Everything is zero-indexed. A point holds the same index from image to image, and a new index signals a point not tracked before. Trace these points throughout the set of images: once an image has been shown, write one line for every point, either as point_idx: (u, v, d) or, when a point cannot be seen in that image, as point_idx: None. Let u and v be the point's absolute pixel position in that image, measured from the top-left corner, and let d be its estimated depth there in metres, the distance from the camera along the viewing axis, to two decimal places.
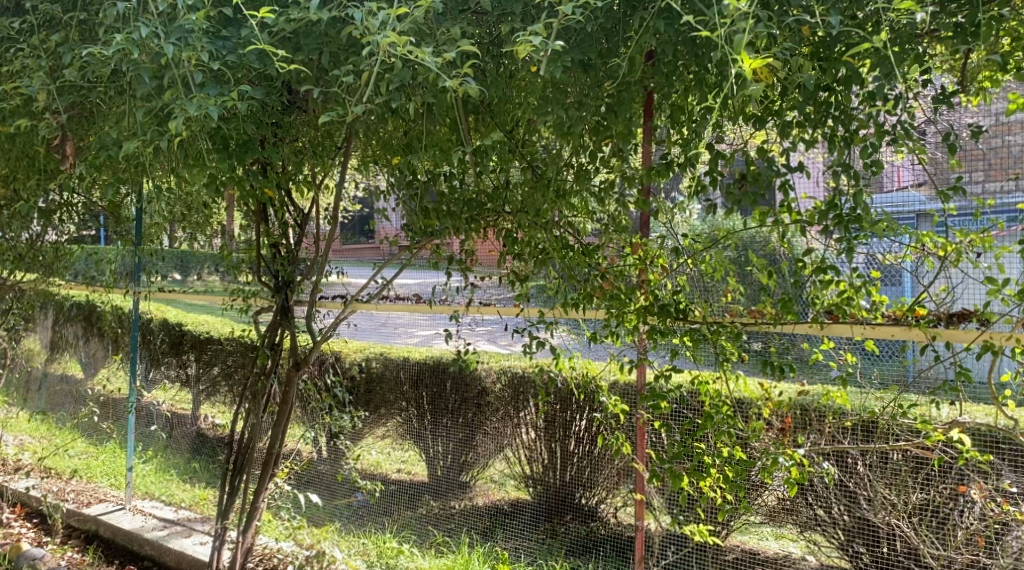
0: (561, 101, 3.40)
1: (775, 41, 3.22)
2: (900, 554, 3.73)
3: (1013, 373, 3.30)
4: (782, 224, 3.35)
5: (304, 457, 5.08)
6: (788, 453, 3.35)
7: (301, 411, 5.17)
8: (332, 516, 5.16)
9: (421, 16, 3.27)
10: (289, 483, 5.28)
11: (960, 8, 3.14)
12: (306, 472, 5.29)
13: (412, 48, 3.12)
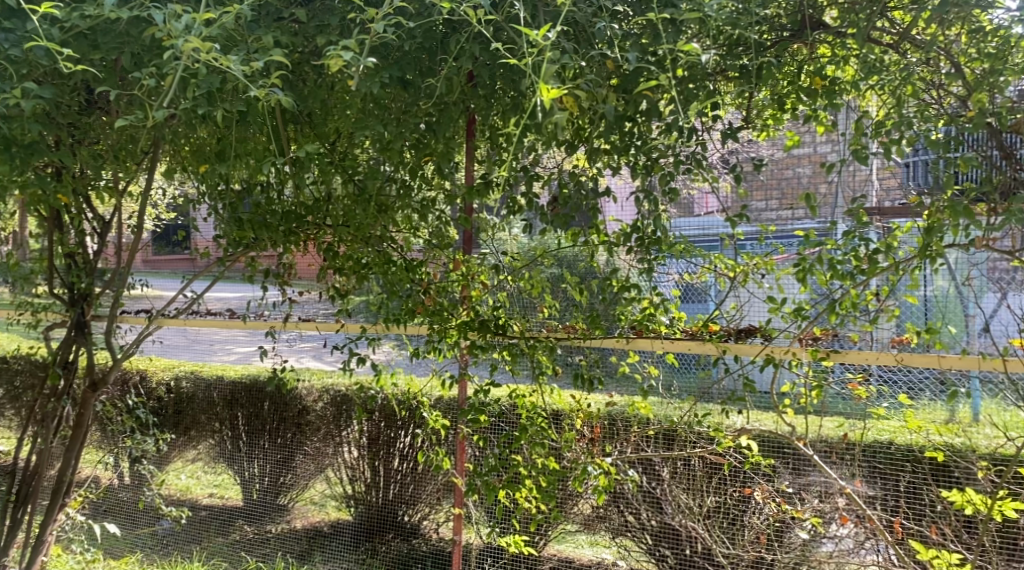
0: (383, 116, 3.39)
1: (582, 71, 3.36)
2: (698, 555, 3.99)
3: (792, 383, 3.56)
4: (591, 244, 3.52)
5: (102, 485, 5.17)
6: (596, 462, 3.47)
7: (99, 435, 5.21)
8: (132, 546, 5.15)
9: (229, 22, 3.11)
10: (84, 513, 5.27)
11: (745, 51, 3.41)
12: (104, 500, 5.29)
13: (217, 55, 2.93)
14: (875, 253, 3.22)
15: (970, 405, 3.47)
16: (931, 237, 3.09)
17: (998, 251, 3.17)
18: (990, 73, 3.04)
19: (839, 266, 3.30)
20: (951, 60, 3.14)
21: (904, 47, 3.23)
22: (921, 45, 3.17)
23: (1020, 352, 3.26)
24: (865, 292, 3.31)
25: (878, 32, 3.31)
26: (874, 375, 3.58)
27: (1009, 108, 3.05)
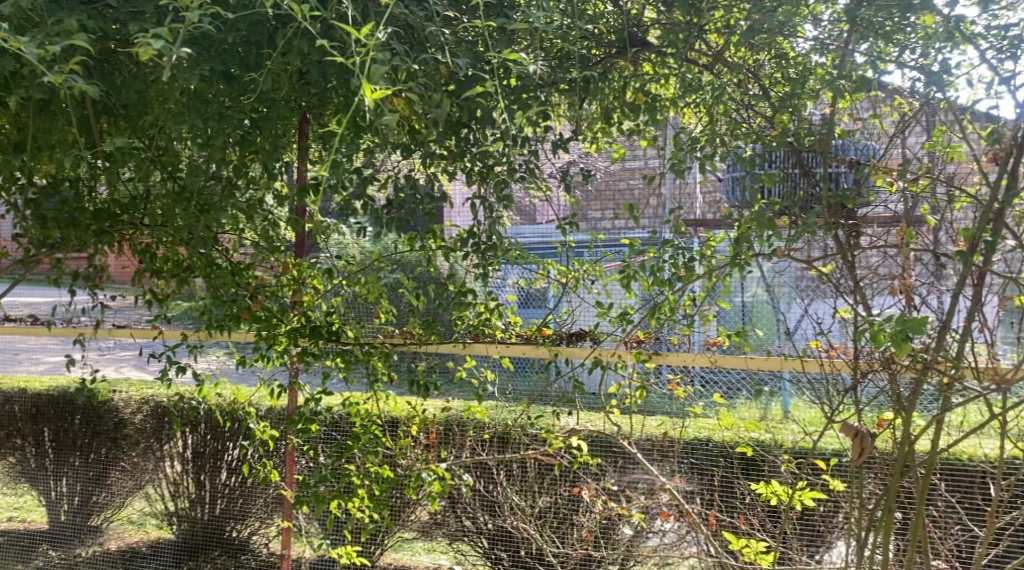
0: (201, 108, 3.18)
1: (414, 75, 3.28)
2: (531, 555, 4.04)
3: (618, 385, 3.58)
4: (428, 249, 3.51)
5: None
6: (430, 468, 3.43)
7: None
8: None
9: (24, 1, 2.82)
10: None
11: (573, 65, 3.44)
12: None
13: (5, 37, 2.63)
14: (691, 261, 3.24)
15: (780, 399, 3.61)
16: (741, 247, 3.17)
17: (797, 260, 3.24)
18: (791, 97, 3.17)
19: (658, 272, 3.32)
20: (759, 82, 3.30)
21: (718, 68, 3.36)
22: (733, 66, 3.30)
23: (818, 353, 3.33)
24: (683, 296, 3.31)
25: (695, 54, 3.43)
26: (696, 376, 3.65)
27: (807, 129, 3.18)
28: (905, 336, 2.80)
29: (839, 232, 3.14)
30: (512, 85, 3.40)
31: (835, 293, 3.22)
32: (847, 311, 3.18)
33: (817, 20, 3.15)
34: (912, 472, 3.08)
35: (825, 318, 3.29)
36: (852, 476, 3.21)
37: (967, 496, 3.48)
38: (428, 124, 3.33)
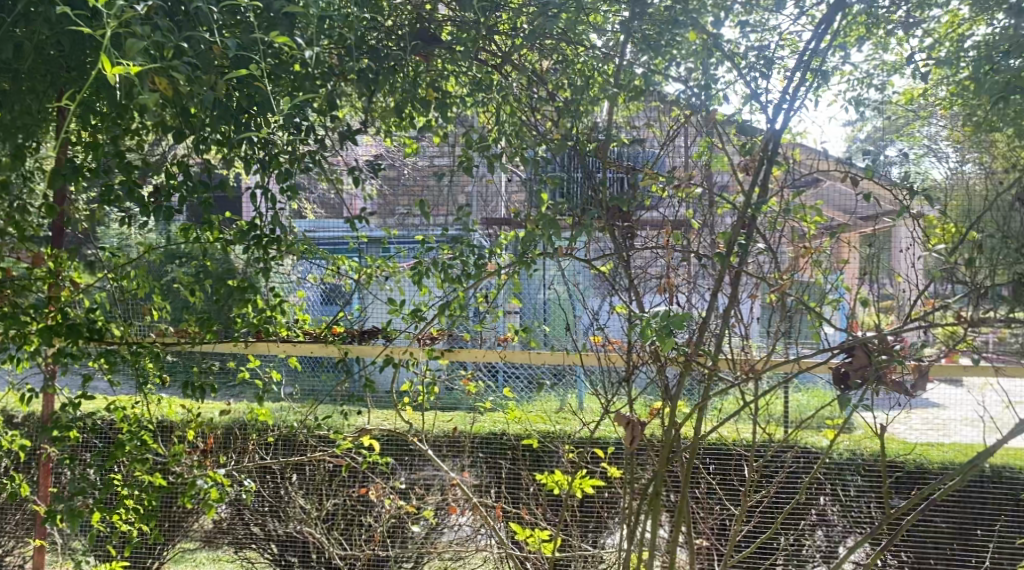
0: None
1: (185, 53, 2.98)
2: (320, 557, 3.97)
3: (411, 381, 3.43)
4: (205, 241, 3.25)
5: None
6: (207, 474, 3.23)
7: None
8: None
9: None
10: None
11: (362, 56, 3.28)
12: None
13: None
14: (482, 259, 3.20)
15: (576, 393, 3.55)
16: (529, 245, 3.06)
17: (578, 259, 3.20)
18: (573, 103, 3.17)
19: (450, 270, 3.24)
20: (545, 86, 3.27)
21: (506, 70, 3.33)
22: (517, 68, 3.30)
23: (596, 347, 3.32)
24: (474, 294, 3.27)
25: (486, 55, 3.39)
26: (500, 372, 3.74)
27: (588, 136, 3.17)
28: (667, 331, 2.81)
29: (614, 233, 3.13)
30: (295, 72, 3.22)
31: (611, 292, 3.25)
32: (624, 308, 3.18)
33: (601, 30, 3.21)
34: (676, 457, 3.10)
35: (605, 316, 3.26)
36: (627, 463, 3.14)
37: (727, 478, 3.74)
38: (199, 108, 2.98)
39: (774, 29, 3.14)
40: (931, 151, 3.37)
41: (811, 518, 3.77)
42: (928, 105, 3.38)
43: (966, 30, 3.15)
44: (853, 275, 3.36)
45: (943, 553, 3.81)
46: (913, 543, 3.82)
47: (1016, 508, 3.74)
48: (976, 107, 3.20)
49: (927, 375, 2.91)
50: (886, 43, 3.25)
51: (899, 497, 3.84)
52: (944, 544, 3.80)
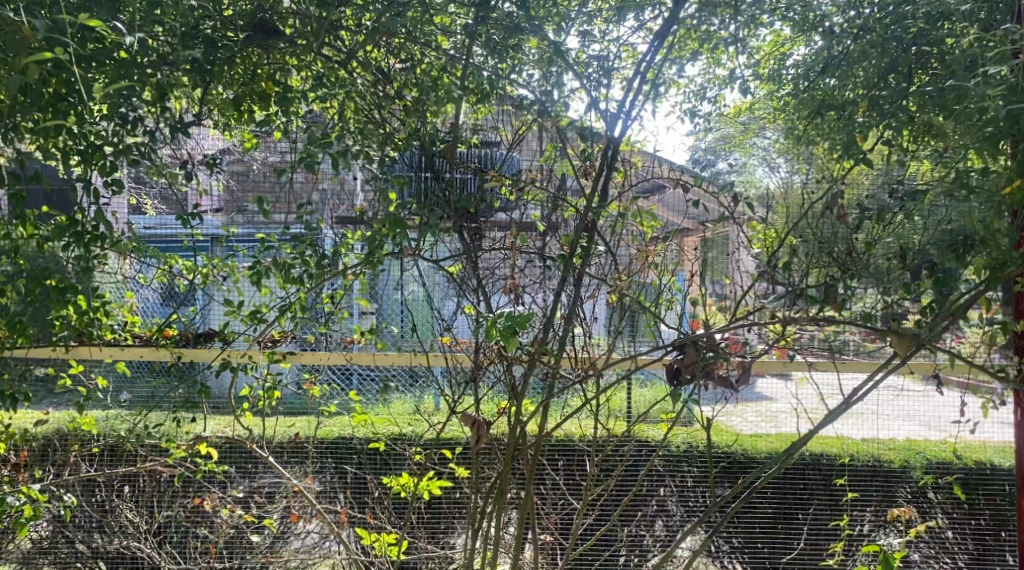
0: None
1: None
2: None
3: (251, 386, 3.24)
4: (16, 238, 2.95)
5: None
6: (21, 489, 2.97)
7: None
8: None
9: None
10: None
11: (194, 43, 3.01)
12: None
13: None
14: (325, 258, 3.05)
15: (431, 393, 3.54)
16: (375, 246, 2.96)
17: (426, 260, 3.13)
18: (420, 102, 3.06)
19: (291, 269, 3.07)
20: (389, 86, 3.11)
21: (350, 66, 3.07)
22: (361, 65, 3.08)
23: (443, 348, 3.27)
24: (317, 294, 3.15)
25: (328, 51, 3.11)
26: (355, 375, 3.57)
27: (435, 136, 3.09)
28: (511, 330, 2.81)
29: (462, 234, 3.13)
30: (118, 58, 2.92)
31: (458, 292, 3.22)
32: (472, 310, 3.19)
33: (450, 31, 3.11)
34: (521, 453, 3.13)
35: (454, 317, 3.24)
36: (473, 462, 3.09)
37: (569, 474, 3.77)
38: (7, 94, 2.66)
39: (614, 41, 3.20)
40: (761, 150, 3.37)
41: (651, 510, 3.86)
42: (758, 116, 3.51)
43: (783, 52, 3.44)
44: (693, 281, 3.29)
45: (767, 536, 3.90)
46: (741, 527, 3.90)
47: (827, 490, 3.89)
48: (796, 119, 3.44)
49: (750, 371, 3.06)
50: (718, 57, 3.31)
51: (726, 486, 4.00)
52: (768, 527, 3.89)
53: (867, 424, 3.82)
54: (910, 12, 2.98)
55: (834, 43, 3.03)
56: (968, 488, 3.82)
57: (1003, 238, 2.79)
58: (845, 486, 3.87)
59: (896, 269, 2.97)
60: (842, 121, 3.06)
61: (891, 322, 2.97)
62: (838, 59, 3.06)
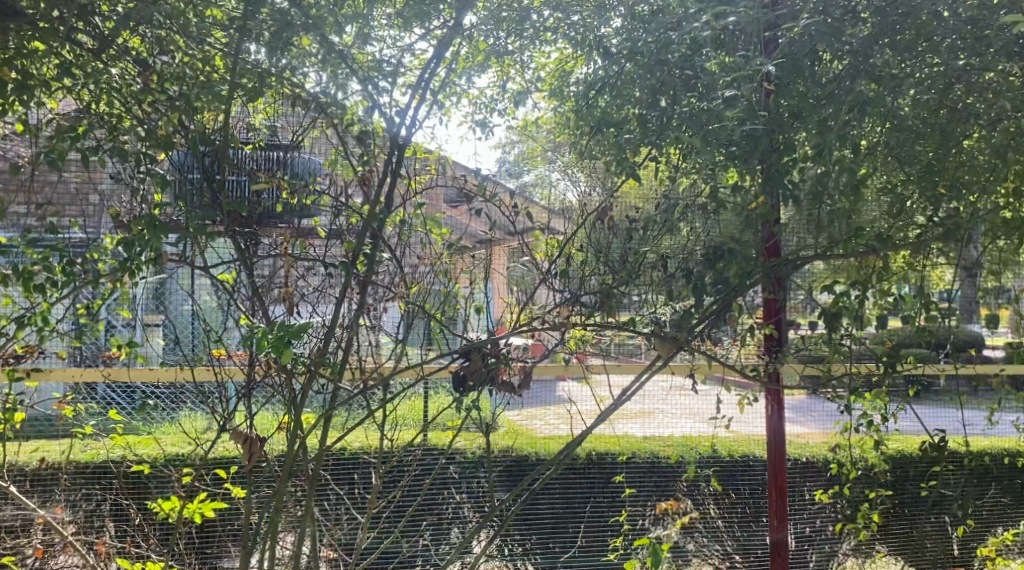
0: None
1: None
2: None
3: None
4: None
5: None
6: None
7: None
8: None
9: None
10: None
11: None
12: None
13: None
14: (74, 264, 2.76)
15: (200, 412, 3.25)
16: (133, 251, 2.72)
17: (194, 268, 2.93)
18: (184, 98, 2.84)
19: (34, 276, 2.76)
20: (149, 77, 2.86)
21: (103, 56, 2.79)
22: (116, 53, 2.81)
23: (212, 361, 3.07)
24: (66, 305, 2.86)
25: (79, 35, 2.81)
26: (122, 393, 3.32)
27: (201, 133, 2.88)
28: (283, 342, 2.67)
29: (236, 240, 2.95)
30: None
31: (230, 302, 3.03)
32: (247, 320, 2.99)
33: (218, 23, 2.91)
34: (300, 468, 3.00)
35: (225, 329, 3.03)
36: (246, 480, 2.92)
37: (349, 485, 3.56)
38: None
39: (408, 48, 3.15)
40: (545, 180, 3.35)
41: (448, 514, 3.56)
42: (550, 131, 3.44)
43: (567, 71, 3.44)
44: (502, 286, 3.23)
45: (541, 538, 3.55)
46: (515, 532, 3.52)
47: (604, 488, 3.60)
48: (581, 137, 3.33)
49: (531, 376, 3.11)
50: (507, 68, 3.35)
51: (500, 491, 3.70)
52: (544, 528, 3.56)
53: (659, 421, 3.56)
54: (674, 39, 2.96)
55: (612, 64, 3.20)
56: (738, 481, 3.59)
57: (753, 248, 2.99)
58: (623, 483, 3.61)
59: (663, 278, 3.13)
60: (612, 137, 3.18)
61: (660, 326, 3.07)
62: (614, 79, 3.19)
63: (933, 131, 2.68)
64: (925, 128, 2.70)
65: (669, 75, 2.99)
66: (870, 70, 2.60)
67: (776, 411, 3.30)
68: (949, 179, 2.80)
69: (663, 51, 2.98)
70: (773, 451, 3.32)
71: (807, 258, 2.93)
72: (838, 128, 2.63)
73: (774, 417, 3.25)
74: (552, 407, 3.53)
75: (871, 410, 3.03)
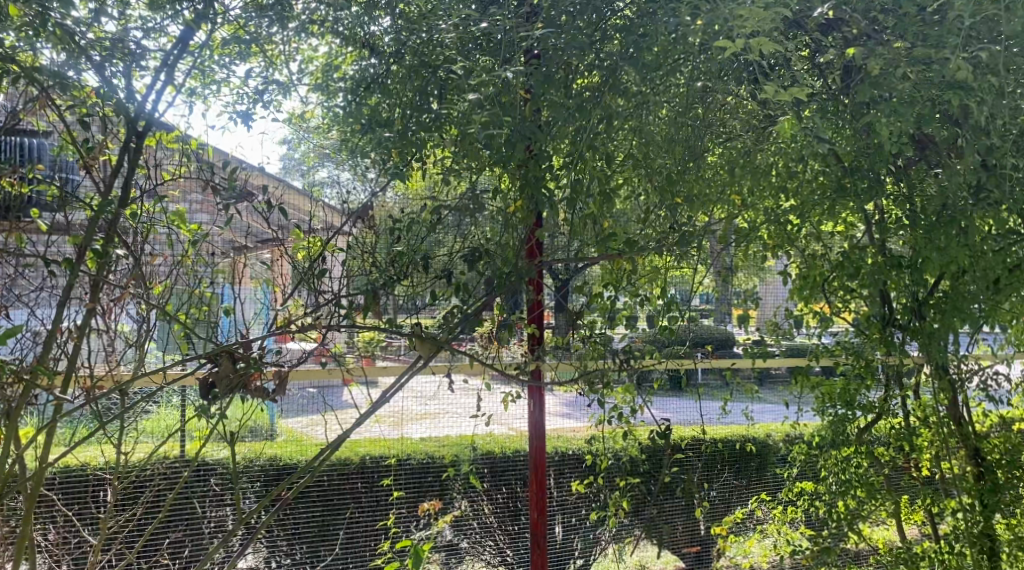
0: None
1: None
2: None
3: None
4: None
5: None
6: None
7: None
8: None
9: None
10: None
11: None
12: None
13: None
14: None
15: None
16: None
17: None
18: None
19: None
20: None
21: None
22: None
23: None
24: None
25: None
26: None
27: None
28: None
29: None
30: None
31: None
32: None
33: None
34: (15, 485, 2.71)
35: None
36: None
37: (80, 504, 3.22)
38: None
39: (162, 31, 2.81)
40: (329, 179, 3.10)
41: (208, 530, 3.33)
42: (321, 125, 3.21)
43: (336, 66, 3.23)
44: (287, 283, 3.05)
45: (308, 547, 3.35)
46: (280, 543, 3.32)
47: (368, 491, 3.42)
48: (350, 133, 3.17)
49: (286, 381, 2.94)
50: (273, 58, 3.05)
51: (252, 500, 3.43)
52: (309, 537, 3.35)
53: (446, 422, 3.34)
54: (438, 41, 2.90)
55: (370, 66, 3.12)
56: (511, 477, 3.52)
57: (512, 251, 2.92)
58: (391, 486, 3.43)
59: (426, 278, 3.02)
60: (374, 135, 3.02)
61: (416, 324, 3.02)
62: (373, 78, 3.09)
63: (673, 146, 2.88)
64: (659, 141, 2.87)
65: (433, 78, 2.93)
66: (615, 85, 2.76)
67: (538, 406, 3.14)
68: (688, 191, 2.92)
69: (431, 52, 2.90)
70: (534, 448, 3.15)
71: (562, 261, 2.97)
72: (588, 138, 2.76)
73: (536, 411, 3.09)
74: (315, 408, 3.23)
75: (622, 403, 2.95)
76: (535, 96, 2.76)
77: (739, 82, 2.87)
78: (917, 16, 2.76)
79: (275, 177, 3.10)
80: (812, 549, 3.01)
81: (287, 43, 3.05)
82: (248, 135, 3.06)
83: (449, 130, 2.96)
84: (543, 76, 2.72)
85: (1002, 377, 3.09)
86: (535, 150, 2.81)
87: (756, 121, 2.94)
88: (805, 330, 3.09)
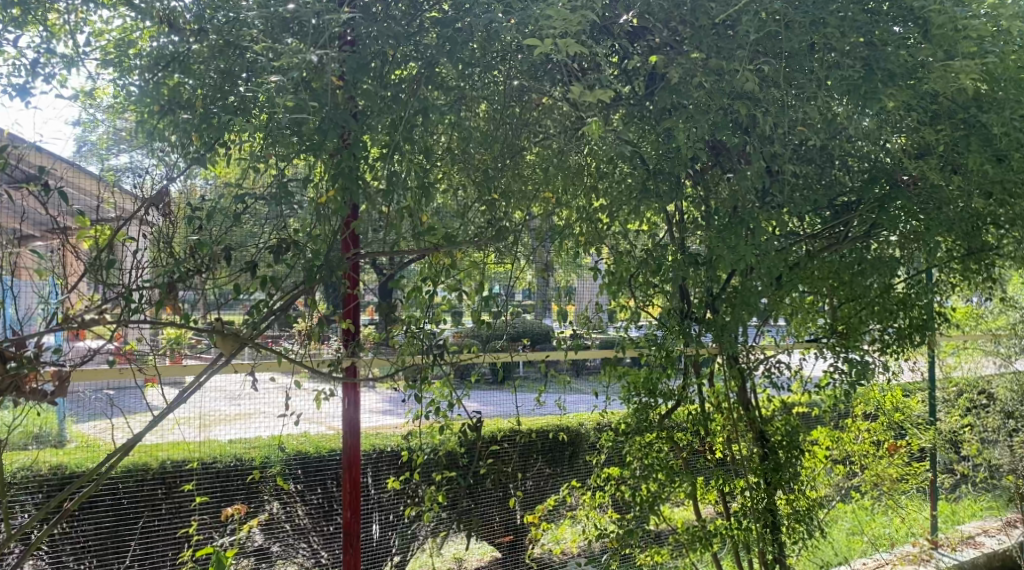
0: None
1: None
2: None
3: None
4: None
5: None
6: None
7: None
8: None
9: None
10: None
11: None
12: None
13: None
14: None
15: None
16: None
17: None
18: None
19: None
20: None
21: None
22: None
23: None
24: None
25: None
26: None
27: None
28: None
29: None
30: None
31: None
32: None
33: None
34: None
35: None
36: None
37: None
38: None
39: None
40: (130, 165, 2.86)
41: None
42: (114, 105, 2.93)
43: (131, 41, 2.86)
44: (77, 274, 2.80)
45: (97, 561, 3.12)
46: (66, 557, 3.10)
47: (169, 496, 3.26)
48: (150, 117, 2.80)
49: (67, 382, 2.71)
50: (55, 29, 2.81)
51: (27, 514, 3.14)
52: (99, 548, 3.13)
53: (259, 424, 3.20)
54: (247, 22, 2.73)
55: (169, 42, 2.77)
56: (325, 475, 3.48)
57: (324, 244, 2.81)
58: (192, 491, 3.27)
59: (230, 271, 2.86)
60: (171, 117, 2.76)
61: (214, 319, 2.85)
62: (183, 55, 2.75)
63: (490, 143, 2.96)
64: (471, 135, 2.89)
65: (241, 60, 2.75)
66: (429, 78, 2.72)
67: (354, 403, 3.07)
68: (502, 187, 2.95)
69: (237, 32, 2.72)
70: (349, 446, 3.04)
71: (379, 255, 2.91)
72: (402, 131, 2.70)
73: (351, 409, 3.01)
74: (106, 413, 2.99)
75: (439, 396, 2.99)
76: (349, 84, 2.70)
77: (553, 83, 2.98)
78: (712, 29, 2.92)
79: (63, 159, 2.90)
80: (618, 531, 3.20)
81: (73, 12, 2.82)
82: (26, 112, 2.78)
83: (256, 115, 2.75)
84: (351, 65, 2.66)
85: (783, 365, 3.36)
86: (350, 140, 2.73)
87: (570, 123, 3.01)
88: (613, 324, 3.30)
